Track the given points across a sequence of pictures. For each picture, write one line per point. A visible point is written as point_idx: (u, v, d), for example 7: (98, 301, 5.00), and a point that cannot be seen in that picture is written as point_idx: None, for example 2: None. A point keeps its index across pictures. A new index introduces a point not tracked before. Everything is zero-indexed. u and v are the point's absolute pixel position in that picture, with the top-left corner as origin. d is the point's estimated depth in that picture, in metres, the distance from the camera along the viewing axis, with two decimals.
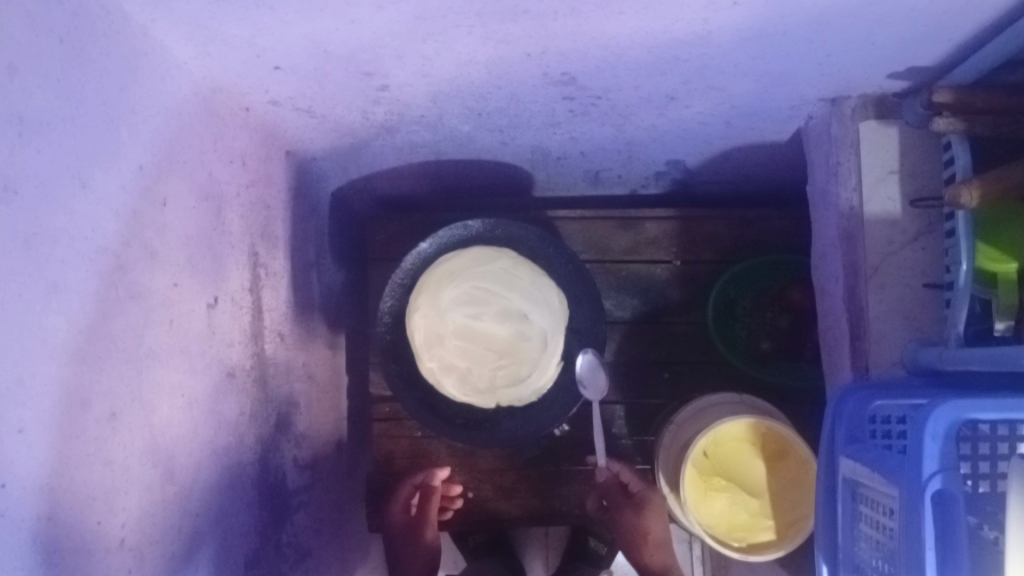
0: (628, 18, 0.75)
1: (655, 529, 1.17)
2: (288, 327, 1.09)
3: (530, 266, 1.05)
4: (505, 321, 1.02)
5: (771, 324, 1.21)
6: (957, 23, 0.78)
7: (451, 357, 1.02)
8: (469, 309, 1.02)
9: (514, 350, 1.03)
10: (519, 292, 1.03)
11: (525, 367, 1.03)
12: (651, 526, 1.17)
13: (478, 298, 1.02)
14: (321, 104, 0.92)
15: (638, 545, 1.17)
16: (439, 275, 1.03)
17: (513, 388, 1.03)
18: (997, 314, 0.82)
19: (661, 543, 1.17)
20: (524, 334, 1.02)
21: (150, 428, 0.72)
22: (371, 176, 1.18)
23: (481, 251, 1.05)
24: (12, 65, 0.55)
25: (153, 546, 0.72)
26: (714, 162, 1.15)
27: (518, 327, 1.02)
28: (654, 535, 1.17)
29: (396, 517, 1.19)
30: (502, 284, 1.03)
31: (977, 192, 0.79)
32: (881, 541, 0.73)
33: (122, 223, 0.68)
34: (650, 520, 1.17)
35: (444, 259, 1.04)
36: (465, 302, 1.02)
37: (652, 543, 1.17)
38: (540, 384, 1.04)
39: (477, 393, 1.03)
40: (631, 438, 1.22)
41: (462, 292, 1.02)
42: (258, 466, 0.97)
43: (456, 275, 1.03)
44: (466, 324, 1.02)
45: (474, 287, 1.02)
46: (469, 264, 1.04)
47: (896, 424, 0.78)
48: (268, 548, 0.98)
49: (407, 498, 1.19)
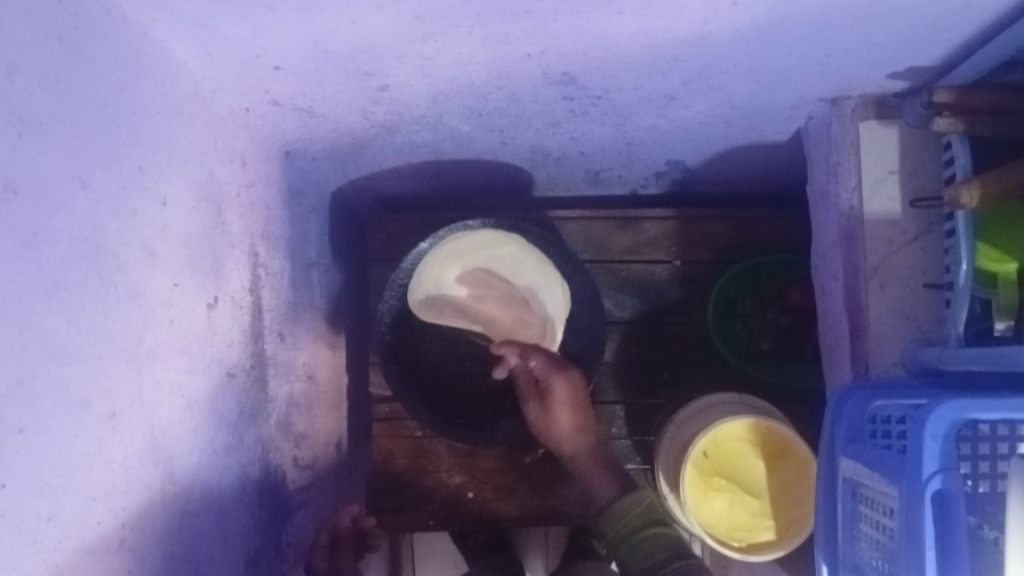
0: (629, 18, 0.75)
1: (566, 423, 1.02)
2: (288, 327, 1.09)
3: (537, 254, 1.04)
4: (508, 304, 1.03)
5: (771, 324, 1.21)
6: (957, 23, 0.78)
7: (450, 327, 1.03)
8: (472, 290, 1.01)
9: (514, 331, 1.04)
10: (523, 279, 1.03)
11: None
12: (559, 418, 1.02)
13: (481, 282, 1.02)
14: (321, 104, 0.92)
15: (554, 441, 1.04)
16: (444, 255, 1.02)
17: None
18: (997, 314, 0.82)
19: (578, 432, 1.02)
20: (524, 320, 1.04)
21: (150, 427, 0.72)
22: (372, 176, 1.17)
23: (485, 235, 1.04)
24: (12, 65, 0.55)
25: (153, 546, 0.72)
26: (714, 162, 1.15)
27: (519, 312, 1.03)
28: (569, 428, 1.02)
29: (320, 567, 1.06)
30: (507, 270, 1.02)
31: (977, 192, 0.79)
32: (881, 541, 0.73)
33: (121, 222, 0.68)
34: (558, 411, 1.02)
35: (449, 242, 1.03)
36: (468, 283, 1.02)
37: (558, 439, 1.03)
38: None
39: None
40: (631, 438, 1.21)
41: (467, 273, 1.02)
42: (258, 468, 0.97)
43: (462, 255, 1.02)
44: (467, 304, 1.02)
45: (479, 269, 1.02)
46: (475, 248, 1.03)
47: (896, 424, 0.79)
48: (268, 549, 0.99)
49: (327, 539, 1.09)
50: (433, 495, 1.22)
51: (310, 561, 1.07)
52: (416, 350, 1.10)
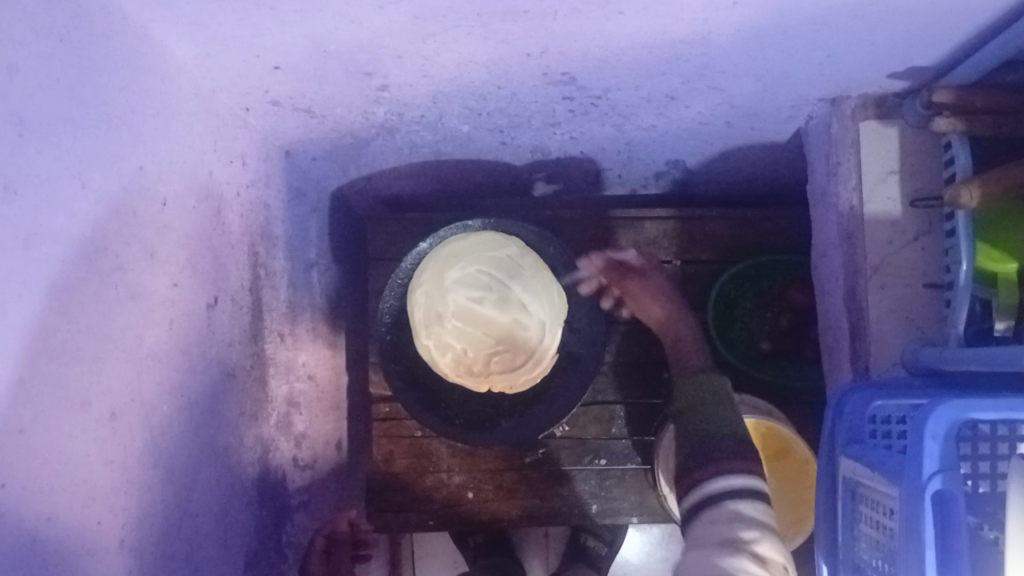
0: (629, 18, 0.75)
1: (657, 291, 1.14)
2: (288, 327, 1.10)
3: (535, 257, 1.05)
4: (508, 308, 0.97)
5: (771, 324, 1.21)
6: (958, 23, 0.78)
7: (448, 338, 0.98)
8: (472, 293, 0.97)
9: (512, 339, 0.99)
10: (525, 282, 1.00)
11: (521, 355, 1.00)
12: (651, 286, 1.14)
13: (482, 281, 0.97)
14: (321, 104, 0.92)
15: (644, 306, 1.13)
16: (446, 254, 1.01)
17: (505, 375, 1.01)
18: (997, 314, 0.82)
19: (667, 301, 1.13)
20: (523, 324, 0.99)
21: (149, 426, 0.72)
22: (372, 176, 1.17)
23: (489, 236, 1.04)
24: (12, 65, 0.55)
25: (153, 546, 0.72)
26: (714, 162, 1.15)
27: (518, 317, 0.98)
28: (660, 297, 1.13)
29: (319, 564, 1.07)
30: (506, 272, 0.99)
31: (978, 191, 0.79)
32: (880, 541, 0.73)
33: (121, 221, 0.68)
34: (649, 284, 1.14)
35: (455, 240, 1.03)
36: (467, 285, 0.97)
37: (648, 307, 1.13)
38: (534, 373, 1.03)
39: (471, 375, 1.00)
40: (631, 438, 1.20)
41: (467, 274, 0.98)
42: (258, 468, 0.98)
43: (461, 256, 1.00)
44: (467, 306, 0.97)
45: (479, 271, 0.98)
46: (476, 247, 1.00)
47: (896, 423, 0.78)
48: (268, 548, 1.00)
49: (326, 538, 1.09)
50: (433, 494, 1.22)
51: (310, 561, 1.07)
52: (415, 351, 1.10)
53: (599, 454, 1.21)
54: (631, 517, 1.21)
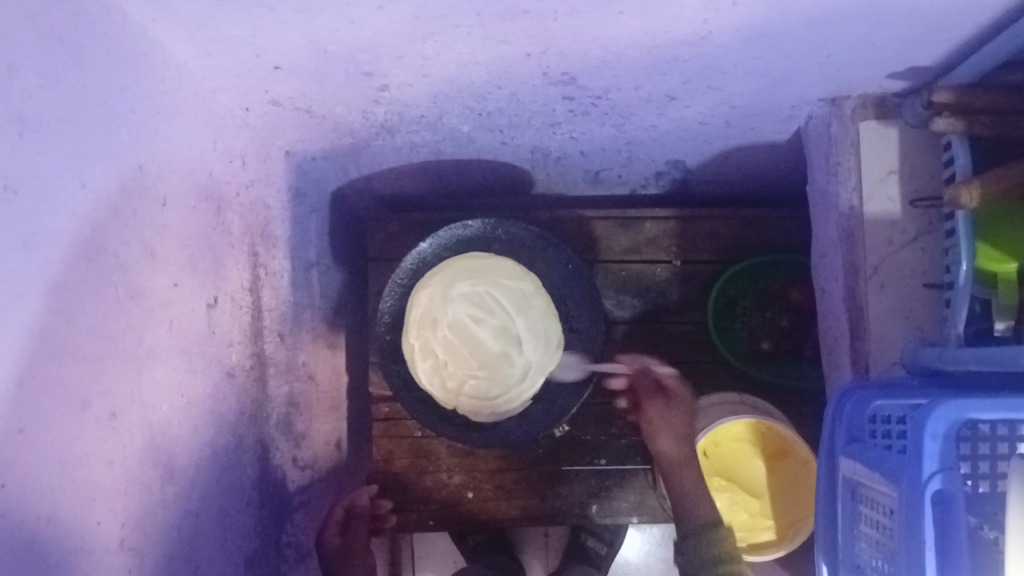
0: (629, 18, 0.75)
1: (677, 425, 1.02)
2: (287, 327, 1.10)
3: (547, 300, 1.08)
4: (502, 336, 1.06)
5: (771, 324, 1.22)
6: (958, 23, 0.78)
7: (434, 345, 1.05)
8: (471, 311, 1.07)
9: (495, 367, 1.06)
10: (526, 323, 1.06)
11: (496, 388, 1.06)
12: (671, 422, 1.02)
13: (483, 304, 1.07)
14: (321, 104, 0.92)
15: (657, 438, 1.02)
16: (462, 267, 1.08)
17: (477, 402, 1.06)
18: (997, 315, 0.82)
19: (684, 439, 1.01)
20: (509, 358, 1.06)
21: (149, 427, 0.72)
22: (372, 176, 1.17)
23: (513, 267, 1.09)
24: (13, 65, 0.54)
25: (153, 546, 0.72)
26: (714, 162, 1.15)
27: (507, 347, 1.06)
28: (678, 431, 1.01)
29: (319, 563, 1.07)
30: (513, 305, 1.07)
31: (977, 191, 0.79)
32: (880, 541, 0.73)
33: (121, 221, 0.68)
34: (670, 416, 1.03)
35: (476, 256, 1.09)
36: (470, 302, 1.07)
37: (665, 440, 1.01)
38: (500, 414, 1.05)
39: (443, 388, 1.05)
40: (631, 438, 1.20)
41: (475, 293, 1.07)
42: (258, 468, 0.98)
43: (478, 274, 1.08)
44: (464, 322, 1.06)
45: (487, 294, 1.07)
46: (494, 271, 1.08)
47: (896, 424, 0.78)
48: (268, 547, 1.00)
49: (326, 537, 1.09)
50: (433, 494, 1.22)
51: None
52: None
53: (599, 454, 1.21)
54: (631, 517, 1.21)
